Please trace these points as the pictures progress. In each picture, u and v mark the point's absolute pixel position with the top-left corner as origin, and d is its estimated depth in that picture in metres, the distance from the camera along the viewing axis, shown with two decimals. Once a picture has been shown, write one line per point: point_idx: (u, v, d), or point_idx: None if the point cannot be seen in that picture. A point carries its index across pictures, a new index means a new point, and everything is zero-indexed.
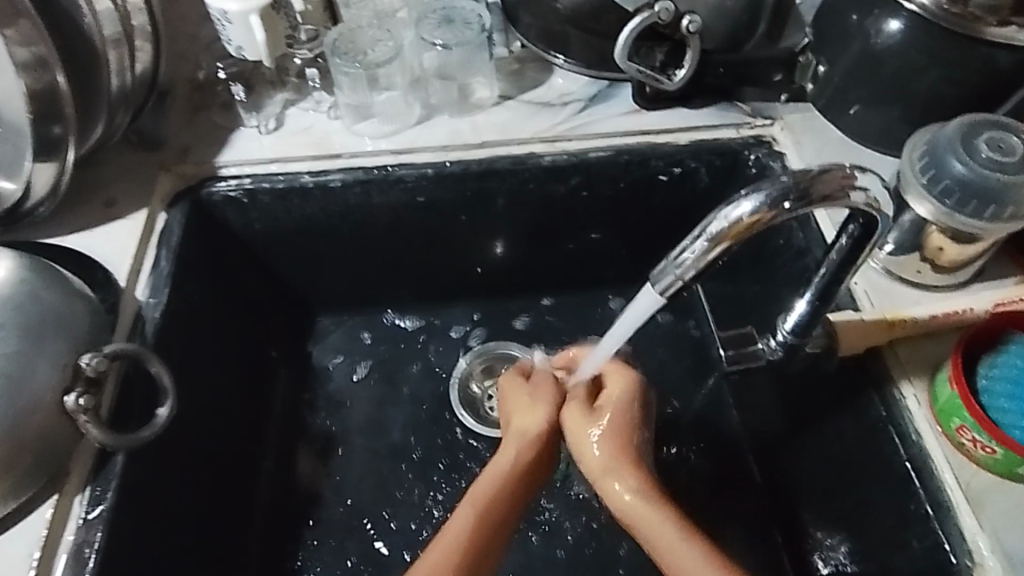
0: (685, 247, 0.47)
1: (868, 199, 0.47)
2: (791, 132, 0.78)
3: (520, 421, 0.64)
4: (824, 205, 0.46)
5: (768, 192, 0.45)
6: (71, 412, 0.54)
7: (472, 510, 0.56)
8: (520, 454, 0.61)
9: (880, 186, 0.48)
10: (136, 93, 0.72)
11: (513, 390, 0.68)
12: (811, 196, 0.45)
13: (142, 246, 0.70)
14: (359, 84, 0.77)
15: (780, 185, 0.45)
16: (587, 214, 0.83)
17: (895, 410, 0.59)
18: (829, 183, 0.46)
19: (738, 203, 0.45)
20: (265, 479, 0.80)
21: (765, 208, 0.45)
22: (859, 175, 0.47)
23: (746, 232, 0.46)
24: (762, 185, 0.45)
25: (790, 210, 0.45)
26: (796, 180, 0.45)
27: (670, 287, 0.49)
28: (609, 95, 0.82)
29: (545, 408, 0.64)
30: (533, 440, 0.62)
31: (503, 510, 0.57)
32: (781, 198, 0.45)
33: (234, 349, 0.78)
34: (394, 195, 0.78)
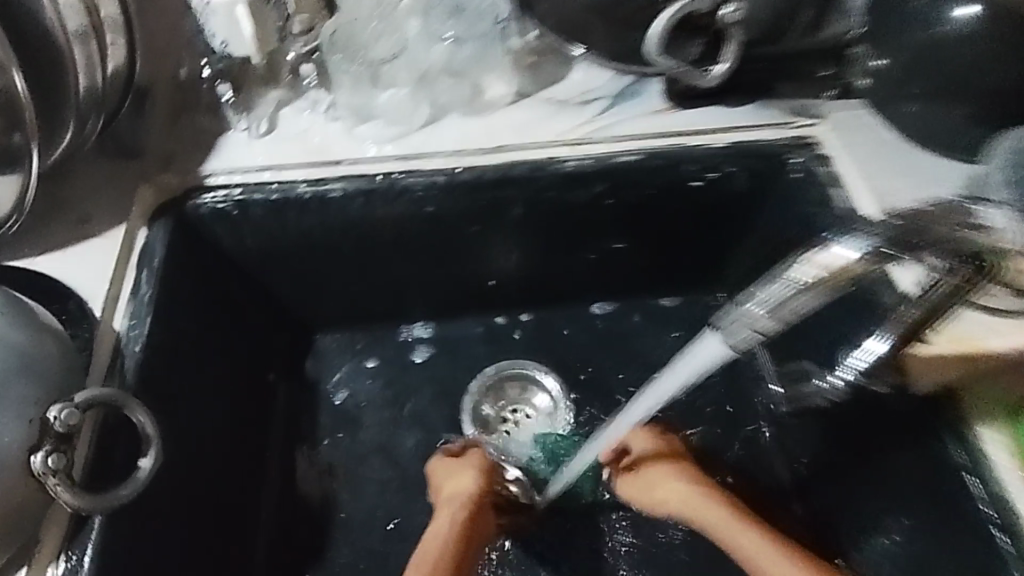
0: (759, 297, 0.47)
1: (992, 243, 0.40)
2: (839, 133, 0.71)
3: (450, 490, 0.70)
4: (939, 255, 0.41)
5: (870, 236, 0.41)
6: (39, 476, 0.47)
7: (421, 569, 0.62)
8: (457, 513, 0.67)
9: (1010, 219, 0.40)
10: (111, 95, 0.64)
11: (444, 475, 0.72)
12: (922, 241, 0.39)
13: (121, 268, 0.62)
14: (361, 83, 0.72)
15: (878, 230, 0.40)
16: (612, 224, 0.76)
17: (978, 459, 0.52)
18: (944, 223, 0.41)
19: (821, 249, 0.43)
20: (265, 517, 0.73)
21: (862, 258, 0.41)
22: (982, 214, 0.41)
23: (834, 282, 0.42)
24: (859, 228, 0.42)
25: (885, 258, 0.41)
26: (905, 226, 0.40)
27: (747, 340, 0.50)
28: (636, 92, 0.74)
29: (472, 473, 0.71)
30: (470, 499, 0.68)
31: (450, 559, 0.63)
32: (885, 245, 0.40)
33: (228, 377, 0.71)
34: (401, 206, 0.70)
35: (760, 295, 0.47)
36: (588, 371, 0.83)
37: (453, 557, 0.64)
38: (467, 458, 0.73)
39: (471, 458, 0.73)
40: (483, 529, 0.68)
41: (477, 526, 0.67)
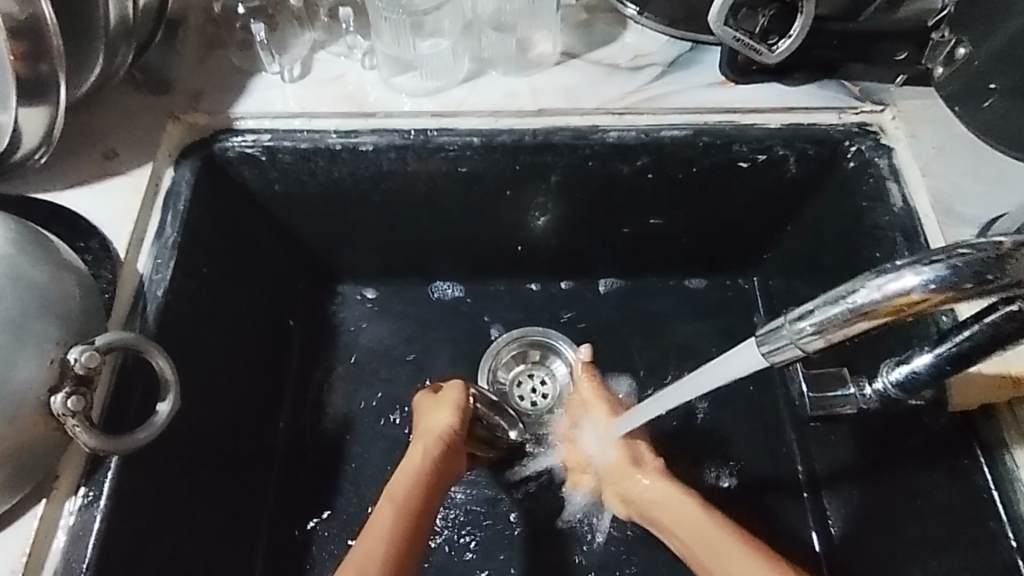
0: (816, 312, 0.37)
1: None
2: (905, 122, 0.66)
3: (425, 426, 0.65)
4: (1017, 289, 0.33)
5: (948, 266, 0.33)
6: (59, 415, 0.48)
7: (391, 505, 0.56)
8: (429, 451, 0.62)
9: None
10: (140, 25, 0.61)
11: (424, 410, 0.67)
12: (1002, 280, 0.32)
13: (146, 208, 0.61)
14: (401, 33, 0.66)
15: (959, 261, 0.33)
16: (650, 198, 0.72)
17: (1007, 485, 0.52)
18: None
19: (901, 273, 0.34)
20: (276, 464, 0.74)
21: (935, 288, 0.33)
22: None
23: (909, 311, 0.34)
24: (935, 255, 0.34)
25: (967, 295, 0.33)
26: (983, 258, 0.33)
27: (784, 354, 0.40)
28: (692, 61, 0.70)
29: (449, 411, 0.65)
30: (441, 439, 0.63)
31: (422, 497, 0.58)
32: (964, 276, 0.33)
33: (246, 324, 0.70)
34: (434, 164, 0.67)
35: (814, 312, 0.37)
36: (612, 347, 0.81)
37: (422, 494, 0.58)
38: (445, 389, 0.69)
39: (450, 392, 0.67)
40: (451, 467, 0.63)
41: (451, 463, 0.63)
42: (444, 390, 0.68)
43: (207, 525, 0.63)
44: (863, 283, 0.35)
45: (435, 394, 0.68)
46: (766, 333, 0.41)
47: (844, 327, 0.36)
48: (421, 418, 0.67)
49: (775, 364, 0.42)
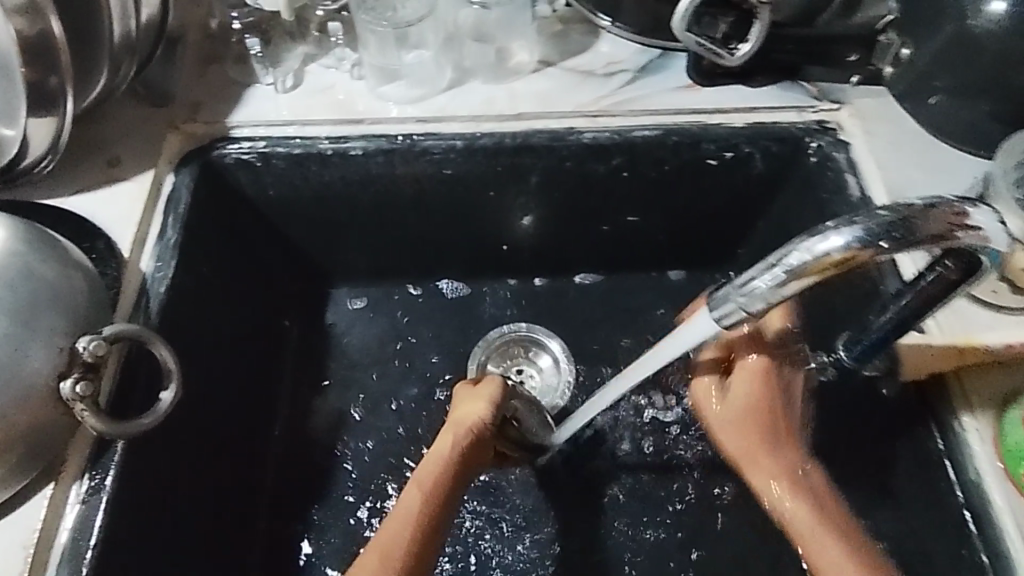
0: (756, 276, 0.43)
1: (982, 240, 0.40)
2: (860, 119, 0.71)
3: (458, 415, 0.63)
4: (927, 247, 0.39)
5: (868, 226, 0.39)
6: (68, 400, 0.51)
7: (418, 492, 0.55)
8: (458, 440, 0.59)
9: (999, 224, 0.40)
10: (143, 41, 0.66)
11: (460, 401, 0.65)
12: (912, 237, 0.38)
13: (148, 212, 0.65)
14: (387, 44, 0.70)
15: (877, 222, 0.39)
16: (626, 196, 0.76)
17: (956, 446, 0.55)
18: (938, 222, 0.39)
19: (827, 235, 0.40)
20: (274, 457, 0.77)
21: (858, 245, 0.39)
22: (975, 211, 0.39)
23: (834, 269, 0.40)
24: (857, 218, 0.40)
25: (885, 251, 0.39)
26: (898, 218, 0.39)
27: (729, 317, 0.46)
28: (661, 67, 0.74)
29: (482, 404, 0.62)
30: (471, 431, 0.60)
31: (449, 486, 0.56)
32: (882, 235, 0.39)
33: (243, 322, 0.74)
34: (420, 167, 0.71)
35: (753, 276, 0.43)
36: (595, 341, 0.84)
37: (449, 485, 0.57)
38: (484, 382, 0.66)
39: (488, 386, 0.64)
40: (478, 458, 0.60)
41: (480, 454, 0.60)
42: (482, 383, 0.66)
43: (208, 512, 0.66)
44: (796, 245, 0.41)
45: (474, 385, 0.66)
46: (715, 299, 0.47)
47: (779, 288, 0.42)
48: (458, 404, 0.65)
49: (722, 328, 0.47)
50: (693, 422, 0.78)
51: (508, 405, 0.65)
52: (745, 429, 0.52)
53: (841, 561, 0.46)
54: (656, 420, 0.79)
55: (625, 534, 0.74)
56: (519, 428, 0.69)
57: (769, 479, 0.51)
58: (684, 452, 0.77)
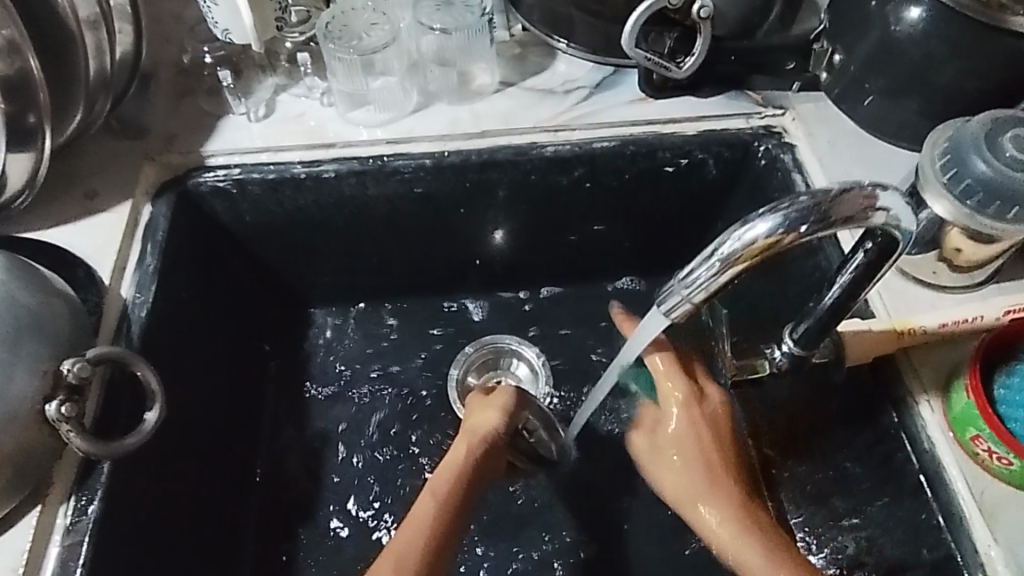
0: (695, 268, 0.47)
1: (889, 218, 0.46)
2: (802, 122, 0.76)
3: (472, 424, 0.63)
4: (845, 226, 0.45)
5: (790, 211, 0.44)
6: (53, 421, 0.52)
7: (433, 499, 0.55)
8: (473, 449, 0.59)
9: (902, 203, 0.46)
10: (117, 78, 0.68)
11: (473, 411, 0.66)
12: (831, 217, 0.44)
13: (127, 240, 0.67)
14: (354, 71, 0.73)
15: (799, 205, 0.44)
16: (590, 206, 0.80)
17: (907, 417, 0.58)
18: (850, 204, 0.44)
19: (752, 224, 0.44)
20: (259, 479, 0.78)
21: (785, 227, 0.44)
22: (881, 193, 0.45)
23: (762, 254, 0.45)
24: (781, 204, 0.44)
25: (808, 232, 0.44)
26: (818, 202, 0.44)
27: (676, 309, 0.50)
28: (614, 82, 0.79)
29: (498, 414, 0.63)
30: (488, 439, 0.61)
31: (463, 494, 0.56)
32: (804, 217, 0.44)
33: (222, 345, 0.75)
34: (390, 187, 0.75)
35: (691, 270, 0.47)
36: (571, 348, 0.87)
37: (463, 489, 0.56)
38: (497, 393, 0.67)
39: (500, 396, 0.65)
40: (492, 467, 0.60)
41: (493, 464, 0.60)
42: (493, 394, 0.66)
43: (195, 533, 0.66)
44: (727, 237, 0.45)
45: (486, 397, 0.67)
46: (663, 294, 0.50)
47: (717, 276, 0.46)
48: (477, 409, 0.65)
49: (671, 320, 0.51)
50: None
51: (521, 415, 0.65)
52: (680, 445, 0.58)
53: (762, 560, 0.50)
54: None
55: (607, 532, 0.76)
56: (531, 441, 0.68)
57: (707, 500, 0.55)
58: None
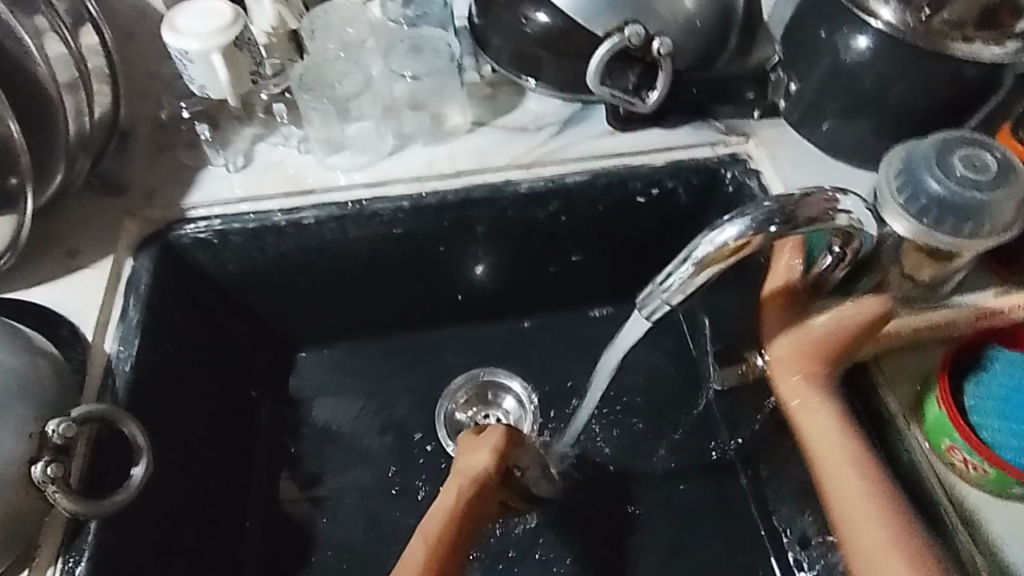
0: (673, 271, 0.50)
1: (850, 220, 0.50)
2: (765, 146, 0.77)
3: (461, 466, 0.61)
4: (809, 227, 0.49)
5: (755, 216, 0.48)
6: (39, 483, 0.52)
7: (424, 543, 0.54)
8: (462, 492, 0.58)
9: (861, 207, 0.50)
10: (97, 136, 0.70)
11: (464, 450, 0.64)
12: (794, 220, 0.48)
13: (109, 295, 0.67)
14: (329, 118, 0.77)
15: (763, 210, 0.47)
16: (567, 238, 0.82)
17: (885, 430, 0.60)
18: (811, 208, 0.48)
19: (722, 228, 0.48)
20: (251, 529, 0.77)
21: (752, 231, 0.48)
22: (841, 198, 0.50)
23: (733, 254, 0.49)
24: (747, 209, 0.48)
25: (774, 233, 0.48)
26: (780, 206, 0.48)
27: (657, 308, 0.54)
28: (583, 117, 0.81)
29: (486, 454, 0.60)
30: (477, 481, 0.59)
31: (456, 536, 0.56)
32: (768, 219, 0.48)
33: (209, 395, 0.76)
34: (371, 229, 0.76)
35: (667, 273, 0.51)
36: (557, 377, 0.88)
37: (453, 534, 0.56)
38: (487, 431, 0.63)
39: (491, 436, 0.62)
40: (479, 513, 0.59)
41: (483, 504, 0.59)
42: (486, 431, 0.63)
43: None
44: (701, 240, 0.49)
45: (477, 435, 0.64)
46: (642, 299, 0.54)
47: (693, 277, 0.50)
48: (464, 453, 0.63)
49: (655, 318, 0.55)
50: (658, 443, 0.82)
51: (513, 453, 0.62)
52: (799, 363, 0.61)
53: (877, 527, 0.52)
54: (622, 446, 0.82)
55: (602, 562, 0.76)
56: (523, 476, 0.69)
57: (825, 439, 0.58)
58: (651, 472, 0.80)
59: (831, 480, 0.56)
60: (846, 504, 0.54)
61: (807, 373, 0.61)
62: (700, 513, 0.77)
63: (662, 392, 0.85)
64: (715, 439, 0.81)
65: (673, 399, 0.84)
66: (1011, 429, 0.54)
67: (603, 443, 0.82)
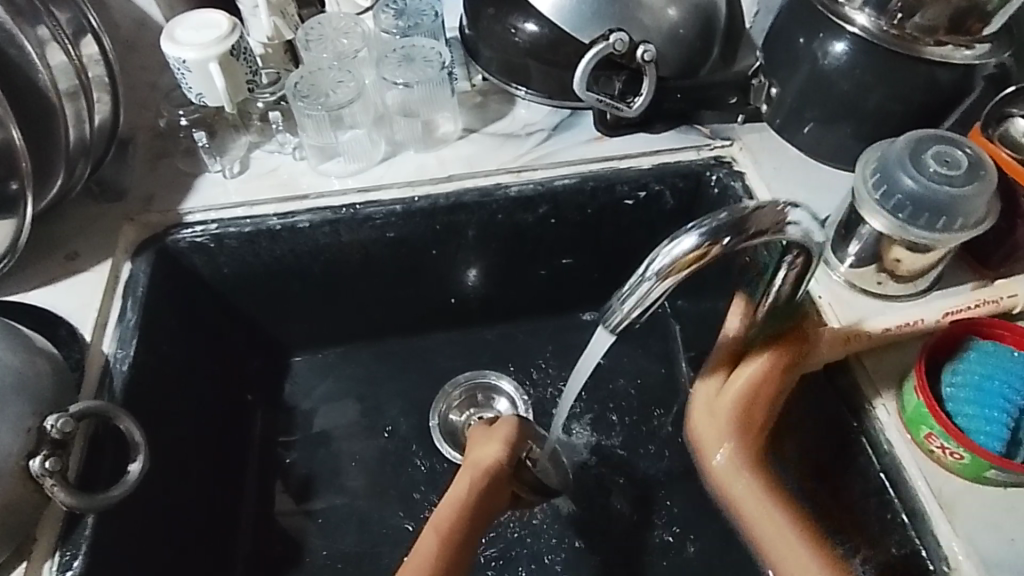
0: (634, 284, 0.50)
1: (801, 232, 0.52)
2: (748, 152, 0.79)
3: (473, 457, 0.63)
4: (760, 238, 0.50)
5: (710, 227, 0.49)
6: (37, 476, 0.53)
7: (436, 535, 0.55)
8: (474, 482, 0.60)
9: (809, 219, 0.52)
10: (97, 144, 0.72)
11: (475, 444, 0.66)
12: (748, 230, 0.49)
13: (106, 299, 0.69)
14: (323, 125, 0.77)
15: (716, 222, 0.48)
16: (556, 241, 0.84)
17: (866, 422, 0.61)
18: (763, 219, 0.50)
19: (680, 239, 0.49)
20: (244, 531, 0.78)
21: (709, 240, 0.48)
22: (789, 211, 0.51)
23: (693, 264, 0.49)
24: (702, 221, 0.49)
25: (728, 244, 0.48)
26: (733, 217, 0.49)
27: (619, 323, 0.53)
28: (572, 123, 0.83)
29: (497, 445, 0.63)
30: (487, 473, 0.61)
31: (464, 527, 0.56)
32: (722, 231, 0.48)
33: (206, 396, 0.77)
34: (364, 233, 0.78)
35: (626, 290, 0.51)
36: (548, 378, 0.89)
37: (465, 527, 0.57)
38: (499, 425, 0.66)
39: (503, 428, 0.65)
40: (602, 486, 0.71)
41: (495, 495, 0.61)
42: (498, 424, 0.66)
43: None
44: (659, 252, 0.49)
45: (489, 428, 0.67)
46: (606, 313, 0.53)
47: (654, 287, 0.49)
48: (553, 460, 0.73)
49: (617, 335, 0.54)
50: (648, 441, 0.82)
51: (522, 446, 0.65)
52: (718, 425, 0.59)
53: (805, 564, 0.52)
54: (613, 447, 0.82)
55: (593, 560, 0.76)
56: (534, 468, 0.71)
57: (745, 485, 0.56)
58: (642, 470, 0.81)
59: (756, 519, 0.55)
60: (775, 536, 0.54)
61: (741, 439, 0.58)
62: (690, 510, 0.78)
63: (652, 393, 0.86)
64: None
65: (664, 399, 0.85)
66: (984, 415, 0.55)
67: (594, 444, 0.82)
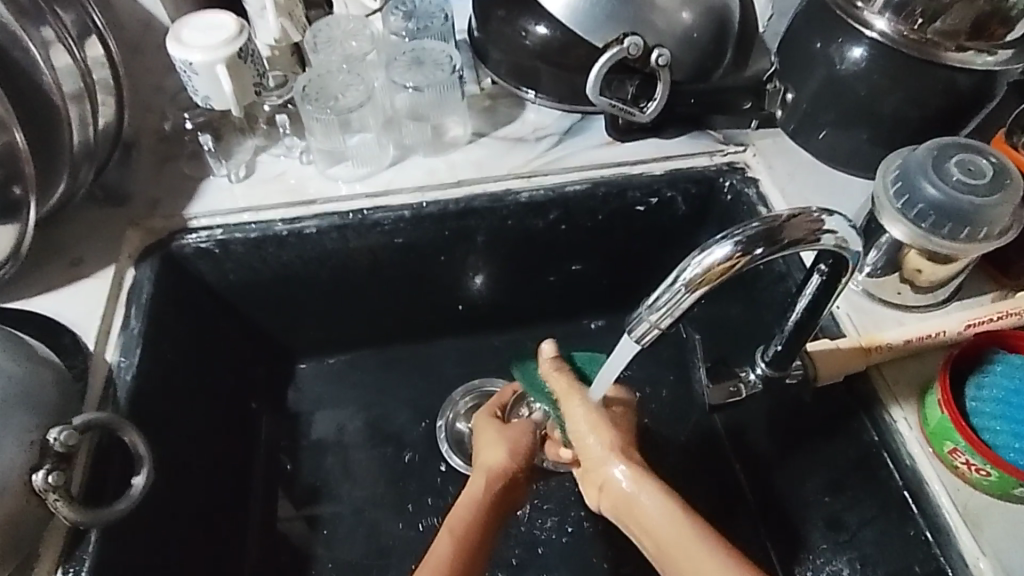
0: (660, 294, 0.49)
1: (835, 241, 0.50)
2: (762, 157, 0.78)
3: (485, 457, 0.64)
4: (795, 247, 0.48)
5: (741, 237, 0.47)
6: (40, 491, 0.52)
7: (450, 537, 0.54)
8: (489, 485, 0.60)
9: (846, 226, 0.50)
10: (101, 147, 0.71)
11: (486, 443, 0.66)
12: (780, 240, 0.47)
13: (110, 306, 0.67)
14: (332, 129, 0.76)
15: (750, 231, 0.47)
16: (566, 248, 0.82)
17: (887, 435, 0.59)
18: (798, 227, 0.48)
19: (710, 249, 0.47)
20: (250, 541, 0.76)
21: (741, 251, 0.47)
22: (826, 218, 0.49)
23: (722, 275, 0.47)
24: (733, 231, 0.47)
25: (761, 255, 0.47)
26: (767, 226, 0.47)
27: (646, 334, 0.51)
28: (584, 127, 0.82)
29: (511, 448, 0.64)
30: (502, 477, 0.61)
31: (481, 533, 0.56)
32: (755, 240, 0.47)
33: (210, 404, 0.75)
34: (372, 239, 0.76)
35: (653, 301, 0.50)
36: None
37: (480, 531, 0.56)
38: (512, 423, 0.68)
39: (516, 431, 0.66)
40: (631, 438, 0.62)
41: (509, 499, 0.61)
42: (510, 424, 0.68)
43: None
44: (689, 262, 0.48)
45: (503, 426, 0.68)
46: (631, 323, 0.52)
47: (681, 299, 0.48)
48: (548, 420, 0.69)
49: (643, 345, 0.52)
50: (659, 451, 0.81)
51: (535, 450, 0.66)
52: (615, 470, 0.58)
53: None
54: None
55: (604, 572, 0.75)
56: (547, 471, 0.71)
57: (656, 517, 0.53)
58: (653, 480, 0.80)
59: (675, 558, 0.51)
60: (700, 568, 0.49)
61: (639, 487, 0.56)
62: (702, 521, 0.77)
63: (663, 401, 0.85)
64: (716, 447, 0.81)
65: (675, 408, 0.84)
66: (1012, 431, 0.54)
67: None
